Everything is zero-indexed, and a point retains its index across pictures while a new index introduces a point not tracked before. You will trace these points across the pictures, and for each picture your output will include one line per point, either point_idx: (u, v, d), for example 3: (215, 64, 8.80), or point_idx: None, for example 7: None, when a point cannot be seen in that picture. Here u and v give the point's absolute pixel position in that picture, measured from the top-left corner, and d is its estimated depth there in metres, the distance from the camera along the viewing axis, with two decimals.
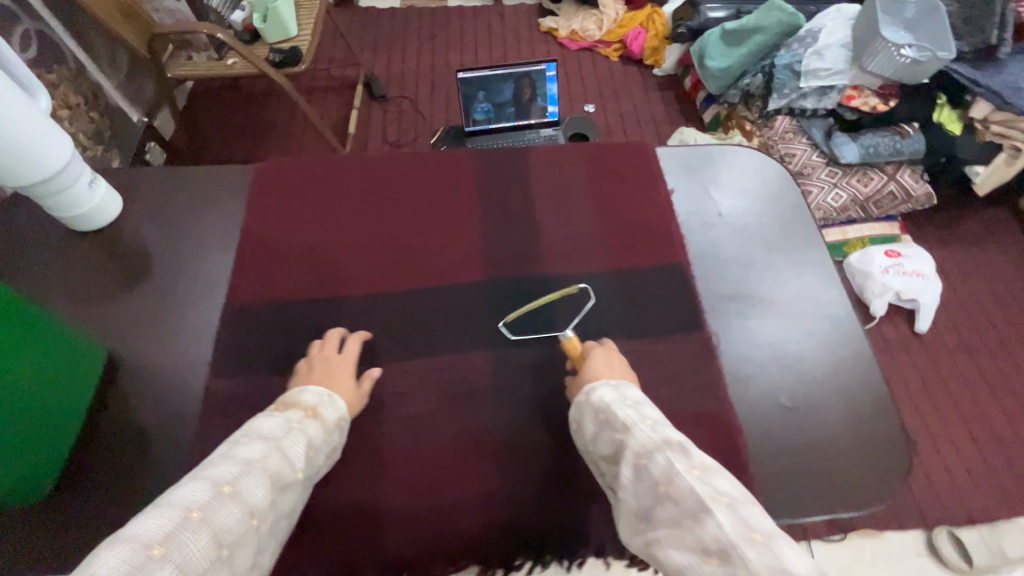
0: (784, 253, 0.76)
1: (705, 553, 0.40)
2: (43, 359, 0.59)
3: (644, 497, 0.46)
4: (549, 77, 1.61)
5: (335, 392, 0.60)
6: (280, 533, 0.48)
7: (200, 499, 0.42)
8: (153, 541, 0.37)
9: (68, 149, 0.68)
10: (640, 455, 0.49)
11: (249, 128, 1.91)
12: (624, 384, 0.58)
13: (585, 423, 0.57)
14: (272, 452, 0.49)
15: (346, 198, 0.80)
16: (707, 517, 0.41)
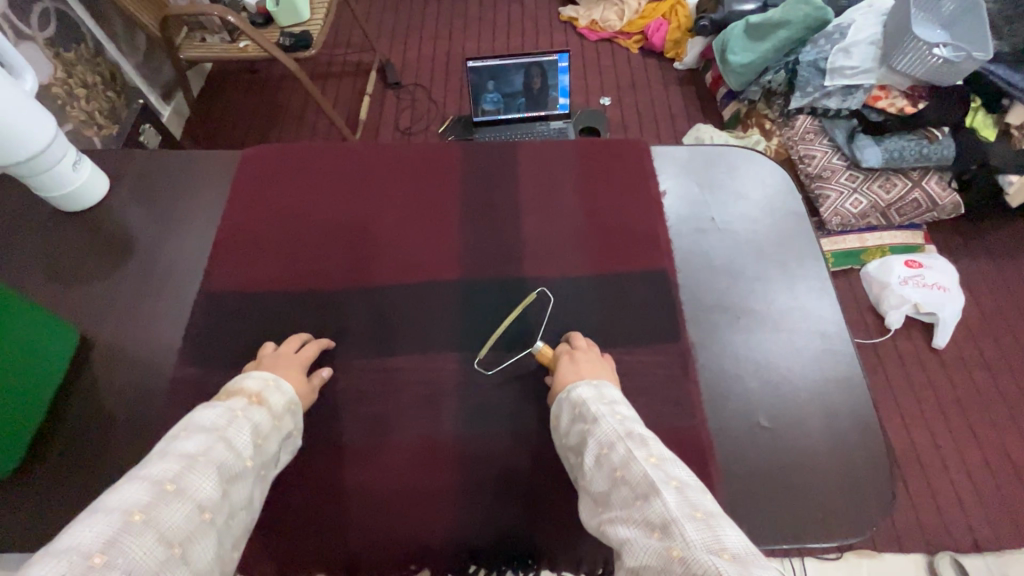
0: (780, 263, 0.72)
1: (650, 528, 0.41)
2: (17, 339, 0.60)
3: (603, 483, 0.47)
4: (561, 68, 1.57)
5: (280, 376, 0.59)
6: (242, 521, 0.48)
7: (140, 502, 0.41)
8: (94, 550, 0.37)
9: (52, 131, 0.68)
10: (603, 444, 0.49)
11: (262, 111, 1.92)
12: (603, 386, 0.56)
13: (560, 420, 0.56)
14: (216, 444, 0.48)
15: (331, 188, 0.79)
16: (655, 498, 0.42)
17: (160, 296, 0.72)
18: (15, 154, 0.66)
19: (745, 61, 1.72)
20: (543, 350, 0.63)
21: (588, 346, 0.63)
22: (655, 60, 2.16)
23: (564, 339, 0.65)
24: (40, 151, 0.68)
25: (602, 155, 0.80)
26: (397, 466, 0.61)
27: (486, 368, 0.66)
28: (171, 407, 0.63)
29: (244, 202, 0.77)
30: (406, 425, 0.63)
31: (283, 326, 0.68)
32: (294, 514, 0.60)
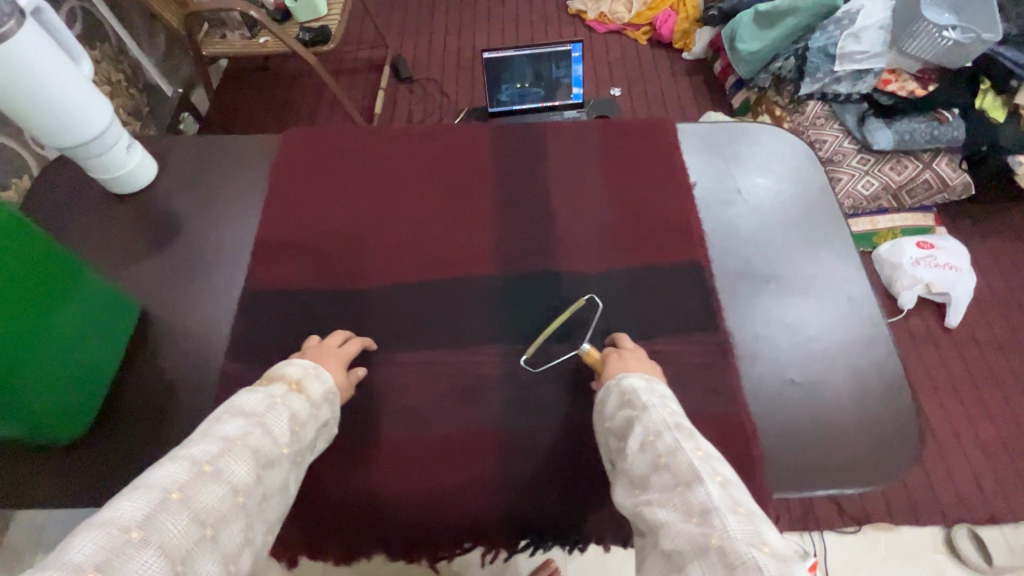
0: (803, 231, 0.75)
1: (689, 513, 0.43)
2: (91, 310, 0.63)
3: (642, 467, 0.49)
4: (575, 59, 1.60)
5: (320, 365, 0.61)
6: (276, 505, 0.49)
7: (178, 481, 0.42)
8: (132, 525, 0.38)
9: (109, 116, 0.72)
10: (649, 431, 0.51)
11: (280, 108, 1.95)
12: (654, 380, 0.56)
13: (606, 404, 0.57)
14: (254, 429, 0.49)
15: (371, 170, 0.83)
16: (698, 486, 0.44)
17: (208, 274, 0.75)
18: (74, 137, 0.70)
19: (754, 49, 1.75)
20: (590, 351, 0.64)
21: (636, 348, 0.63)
22: (664, 51, 2.18)
23: (610, 339, 0.66)
24: (98, 135, 0.71)
25: (628, 136, 0.84)
26: (445, 427, 0.65)
27: (534, 365, 0.68)
28: (227, 376, 0.66)
29: (285, 185, 0.81)
30: (451, 391, 0.67)
31: (329, 301, 0.72)
32: (348, 475, 0.63)
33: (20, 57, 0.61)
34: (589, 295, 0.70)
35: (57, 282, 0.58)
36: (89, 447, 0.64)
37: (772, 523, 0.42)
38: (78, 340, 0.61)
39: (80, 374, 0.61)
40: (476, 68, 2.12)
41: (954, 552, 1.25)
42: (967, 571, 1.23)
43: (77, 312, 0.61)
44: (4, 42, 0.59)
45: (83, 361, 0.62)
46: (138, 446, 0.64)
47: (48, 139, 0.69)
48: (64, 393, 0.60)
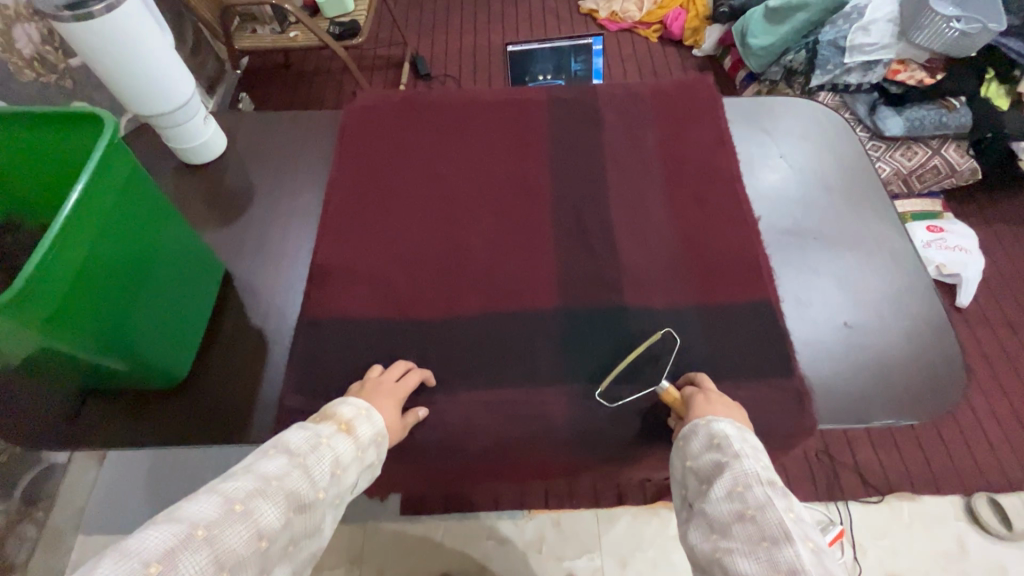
0: (843, 192, 0.80)
1: (775, 569, 0.43)
2: (183, 262, 0.64)
3: (725, 513, 0.48)
4: (595, 51, 1.66)
5: (373, 406, 0.58)
6: (300, 553, 0.47)
7: (209, 516, 0.41)
8: (152, 559, 0.37)
9: (192, 88, 0.74)
10: (738, 482, 0.50)
11: (302, 103, 1.99)
12: (745, 431, 0.55)
13: (691, 442, 0.56)
14: (293, 470, 0.48)
15: (421, 135, 0.84)
16: (787, 546, 0.43)
17: (278, 234, 0.78)
18: (157, 106, 0.72)
19: (766, 44, 1.82)
20: (670, 390, 0.61)
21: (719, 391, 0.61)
22: (674, 47, 2.24)
23: (688, 376, 0.63)
24: (178, 106, 0.74)
25: (673, 104, 0.87)
26: (515, 367, 0.66)
27: (608, 401, 0.63)
28: (304, 323, 0.68)
29: (347, 146, 0.83)
30: (521, 336, 0.67)
31: (396, 251, 0.73)
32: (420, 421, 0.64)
33: (123, 26, 0.64)
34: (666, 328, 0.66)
35: (155, 231, 0.59)
36: (173, 396, 0.66)
37: None
38: (169, 290, 0.62)
39: (168, 323, 0.62)
40: (493, 65, 2.17)
41: (976, 519, 1.29)
42: (988, 537, 1.27)
43: (171, 264, 0.62)
44: (112, 12, 0.62)
45: (173, 311, 0.63)
46: (222, 394, 0.66)
47: (132, 105, 0.72)
48: (154, 339, 0.60)
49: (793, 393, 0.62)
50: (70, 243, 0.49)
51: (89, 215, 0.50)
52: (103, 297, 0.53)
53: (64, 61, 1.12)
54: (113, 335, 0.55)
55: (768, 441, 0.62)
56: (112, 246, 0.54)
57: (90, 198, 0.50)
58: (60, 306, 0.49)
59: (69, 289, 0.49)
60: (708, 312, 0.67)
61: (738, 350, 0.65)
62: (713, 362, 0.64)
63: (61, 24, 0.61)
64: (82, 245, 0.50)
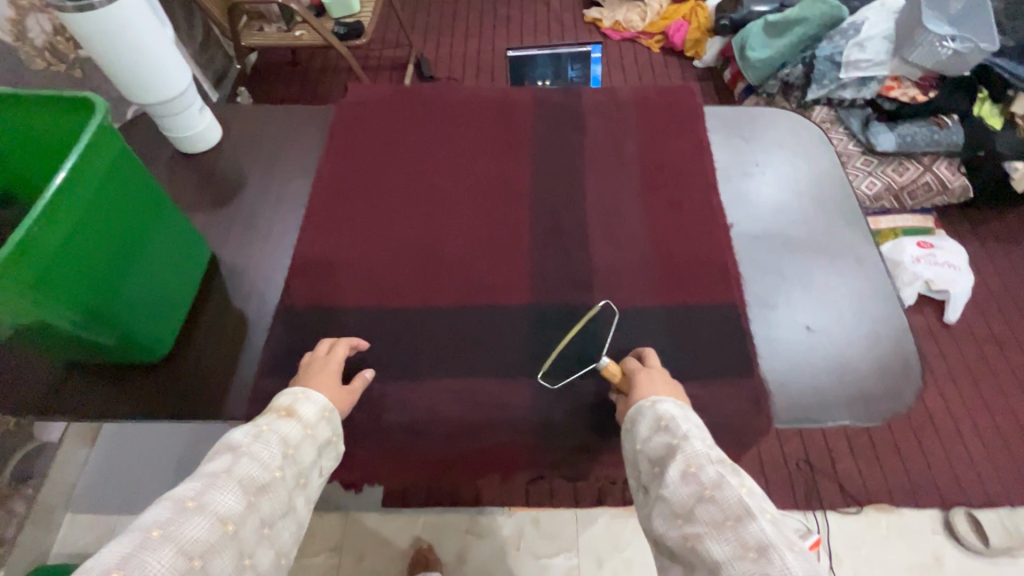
0: (815, 200, 0.82)
1: (745, 547, 0.45)
2: (170, 245, 0.67)
3: (685, 497, 0.51)
4: (594, 59, 1.70)
5: (307, 389, 0.60)
6: (275, 531, 0.50)
7: (162, 518, 0.44)
8: (112, 564, 0.39)
9: (189, 80, 0.78)
10: (692, 463, 0.52)
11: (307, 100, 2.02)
12: (687, 407, 0.58)
13: (639, 425, 0.58)
14: (239, 459, 0.50)
15: (409, 133, 0.87)
16: (751, 522, 0.46)
17: (263, 220, 0.80)
18: (155, 97, 0.75)
19: (764, 56, 1.84)
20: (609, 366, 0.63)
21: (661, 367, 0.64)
22: (676, 58, 2.27)
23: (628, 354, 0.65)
24: (173, 96, 0.77)
25: (656, 109, 0.89)
26: (484, 357, 0.68)
27: (575, 395, 0.65)
28: (285, 306, 0.70)
29: (337, 139, 0.85)
30: (492, 327, 0.69)
31: (379, 240, 0.76)
32: (389, 404, 0.66)
33: (124, 18, 0.67)
34: (634, 326, 0.68)
35: (144, 215, 0.62)
36: (156, 372, 0.68)
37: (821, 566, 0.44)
38: (156, 272, 0.65)
39: (154, 303, 0.65)
40: (496, 70, 2.21)
41: (953, 533, 1.29)
42: (965, 552, 1.27)
43: (159, 247, 0.65)
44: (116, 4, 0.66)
45: (160, 291, 0.66)
46: (203, 373, 0.68)
47: (131, 95, 0.75)
48: (140, 317, 0.63)
49: (752, 389, 0.64)
50: (55, 217, 0.51)
51: (75, 192, 0.53)
52: (86, 271, 0.55)
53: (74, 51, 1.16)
54: (99, 310, 0.57)
55: (727, 436, 0.64)
56: (98, 224, 0.56)
57: (74, 178, 0.53)
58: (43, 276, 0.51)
59: (51, 261, 0.52)
60: (673, 310, 0.69)
61: (701, 347, 0.66)
62: (676, 359, 0.66)
63: (65, 15, 0.64)
64: (67, 220, 0.53)
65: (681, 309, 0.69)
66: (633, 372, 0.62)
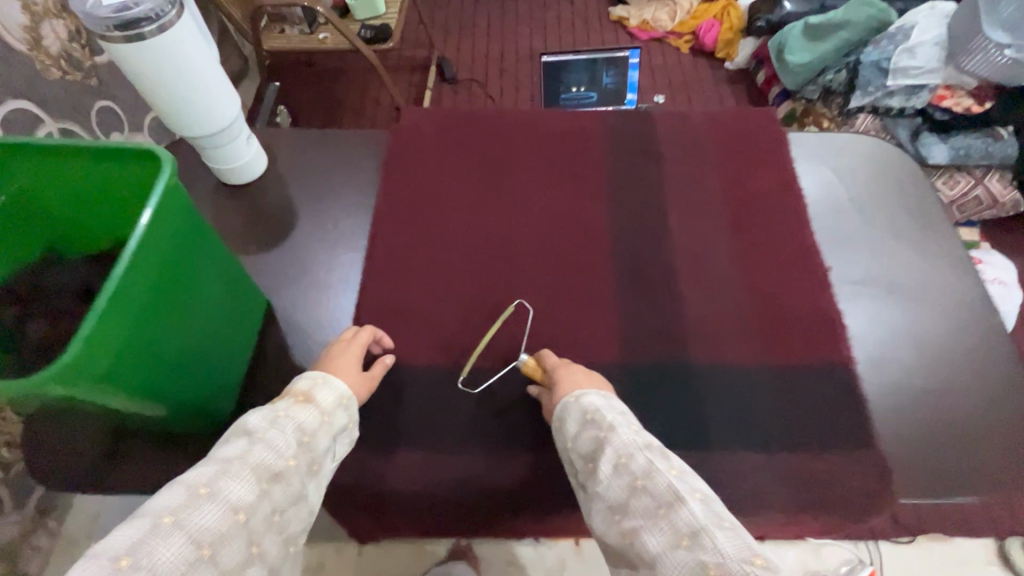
0: (916, 239, 0.76)
1: (678, 535, 0.42)
2: (226, 292, 0.60)
3: (618, 492, 0.47)
4: (633, 65, 1.60)
5: (330, 375, 0.57)
6: (289, 520, 0.45)
7: (172, 504, 0.39)
8: (119, 553, 0.36)
9: (237, 110, 0.71)
10: (621, 454, 0.49)
11: (322, 103, 1.86)
12: (611, 396, 0.55)
13: (565, 424, 0.55)
14: (254, 446, 0.45)
15: (470, 163, 0.80)
16: (682, 507, 0.43)
17: (320, 263, 0.74)
18: (203, 129, 0.69)
19: (804, 60, 1.75)
20: (528, 365, 0.63)
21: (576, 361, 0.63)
22: (706, 60, 2.18)
23: (543, 351, 0.64)
24: (220, 128, 0.70)
25: (735, 138, 0.83)
26: None
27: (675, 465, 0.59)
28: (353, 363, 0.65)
29: (395, 172, 0.79)
30: None
31: (449, 290, 0.70)
32: (471, 476, 0.60)
33: (174, 48, 0.60)
34: (735, 386, 0.62)
35: (203, 262, 0.55)
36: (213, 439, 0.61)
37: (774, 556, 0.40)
38: (215, 324, 0.58)
39: (212, 363, 0.58)
40: (519, 72, 2.10)
41: None
42: None
43: (217, 296, 0.58)
44: (165, 33, 0.58)
45: (218, 348, 0.59)
46: None
47: (174, 127, 0.68)
48: (199, 381, 0.56)
49: (875, 465, 0.58)
50: (132, 286, 0.44)
51: (146, 264, 0.45)
52: (151, 350, 0.48)
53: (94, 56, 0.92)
54: (163, 380, 0.51)
55: (846, 516, 0.57)
56: (167, 284, 0.49)
57: (149, 239, 0.46)
58: (115, 366, 0.44)
59: (123, 346, 0.44)
60: (780, 372, 0.63)
61: (811, 412, 0.61)
62: (787, 426, 0.60)
63: (110, 44, 0.58)
64: (144, 285, 0.46)
65: (786, 367, 0.63)
66: (551, 366, 0.61)
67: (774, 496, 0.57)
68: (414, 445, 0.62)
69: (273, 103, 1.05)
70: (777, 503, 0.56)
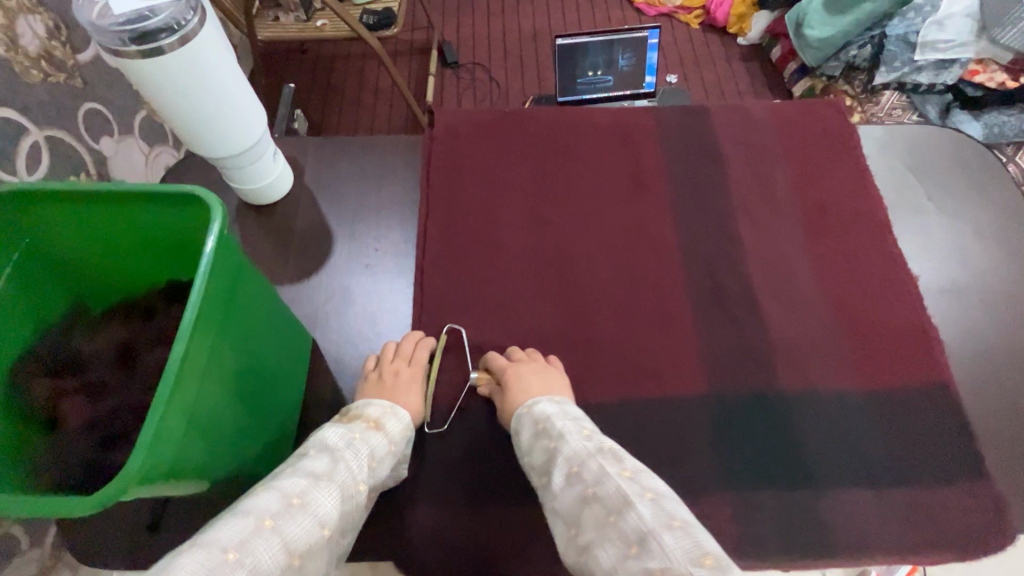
0: (1000, 242, 0.71)
1: (627, 543, 0.38)
2: (280, 346, 0.54)
3: (571, 503, 0.44)
4: (650, 45, 1.25)
5: (395, 402, 0.53)
6: (347, 542, 0.44)
7: (271, 507, 0.38)
8: (228, 546, 0.34)
9: (264, 125, 0.63)
10: (572, 462, 0.45)
11: (317, 94, 1.70)
12: (565, 403, 0.52)
13: (520, 437, 0.51)
14: (337, 464, 0.44)
15: (523, 168, 0.74)
16: (629, 511, 0.40)
17: (367, 289, 0.67)
18: (227, 150, 0.61)
19: (824, 36, 1.50)
20: (480, 379, 0.59)
21: (529, 356, 0.58)
22: (717, 36, 1.91)
23: (489, 354, 0.60)
24: (251, 145, 0.62)
25: (804, 132, 0.77)
26: (666, 456, 0.56)
27: (776, 499, 0.54)
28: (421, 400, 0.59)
29: (441, 184, 0.72)
30: (667, 418, 0.58)
31: (515, 315, 0.64)
32: None
33: (198, 58, 0.52)
34: (831, 410, 0.59)
35: (257, 316, 0.49)
36: None
37: (712, 537, 0.38)
38: (271, 382, 0.52)
39: (271, 426, 0.53)
40: (525, 51, 1.90)
41: None
42: None
43: (272, 351, 0.52)
44: (187, 44, 0.50)
45: (275, 407, 0.53)
46: None
47: (196, 148, 0.60)
48: (260, 448, 0.51)
49: (989, 495, 0.55)
50: (192, 359, 0.39)
51: (206, 324, 0.40)
52: (212, 428, 0.43)
53: (74, 58, 0.73)
54: (223, 455, 0.45)
55: (957, 553, 0.53)
56: (223, 348, 0.44)
57: (205, 301, 0.40)
58: (177, 461, 0.39)
59: (186, 438, 0.40)
60: (878, 398, 0.59)
61: (909, 437, 0.57)
62: (886, 452, 0.57)
63: (125, 61, 0.49)
64: (203, 353, 0.41)
65: (881, 388, 0.60)
66: (501, 373, 0.57)
67: (886, 534, 0.53)
68: (495, 488, 0.55)
69: (288, 105, 0.96)
70: (892, 542, 0.53)
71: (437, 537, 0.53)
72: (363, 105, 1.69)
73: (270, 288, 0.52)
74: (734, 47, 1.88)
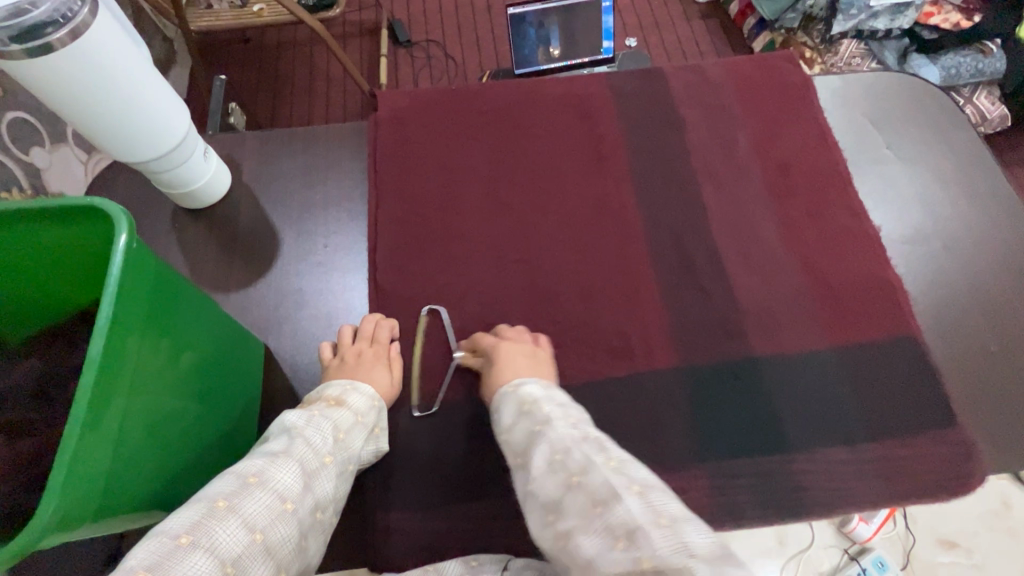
0: (959, 184, 0.71)
1: (612, 536, 0.36)
2: (220, 348, 0.50)
3: (552, 490, 0.41)
4: (605, 8, 1.20)
5: (357, 379, 0.53)
6: (329, 516, 0.44)
7: (225, 489, 0.38)
8: (181, 530, 0.35)
9: (187, 121, 0.58)
10: (556, 448, 0.43)
11: (263, 85, 1.61)
12: (552, 387, 0.50)
13: (501, 414, 0.49)
14: (296, 440, 0.44)
15: (474, 147, 0.70)
16: (616, 504, 0.37)
17: (321, 290, 0.64)
18: (149, 151, 0.56)
19: None
20: (467, 357, 0.57)
21: (518, 335, 0.56)
22: None
23: (478, 333, 0.58)
24: (172, 147, 0.57)
25: (761, 88, 0.75)
26: (641, 432, 0.55)
27: (751, 464, 0.54)
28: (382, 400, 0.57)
29: (391, 171, 0.68)
30: (640, 395, 0.57)
31: (478, 303, 0.61)
32: None
33: (97, 54, 0.47)
34: (803, 369, 0.58)
35: (181, 313, 0.45)
36: None
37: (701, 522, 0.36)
38: (212, 389, 0.49)
39: (219, 437, 0.50)
40: (479, 23, 1.83)
41: None
42: None
43: (208, 352, 0.48)
44: (80, 38, 0.45)
45: (222, 418, 0.50)
46: None
47: (114, 153, 0.56)
48: (208, 462, 0.48)
49: (959, 442, 0.55)
50: (111, 370, 0.36)
51: (129, 318, 0.38)
52: (144, 453, 0.40)
53: None
54: (162, 479, 0.42)
55: (929, 498, 0.54)
56: (153, 353, 0.41)
57: (128, 285, 0.38)
58: (105, 496, 0.36)
59: (110, 469, 0.36)
60: (848, 355, 0.59)
61: (878, 389, 0.57)
62: (858, 406, 0.57)
63: (9, 61, 0.44)
64: (126, 365, 0.37)
65: (849, 342, 0.59)
66: (489, 347, 0.55)
67: (862, 488, 0.53)
68: (468, 485, 0.54)
69: (222, 98, 0.90)
70: (867, 495, 0.53)
71: (410, 534, 0.52)
72: (314, 93, 1.61)
73: (197, 286, 0.47)
74: (692, 5, 1.83)
